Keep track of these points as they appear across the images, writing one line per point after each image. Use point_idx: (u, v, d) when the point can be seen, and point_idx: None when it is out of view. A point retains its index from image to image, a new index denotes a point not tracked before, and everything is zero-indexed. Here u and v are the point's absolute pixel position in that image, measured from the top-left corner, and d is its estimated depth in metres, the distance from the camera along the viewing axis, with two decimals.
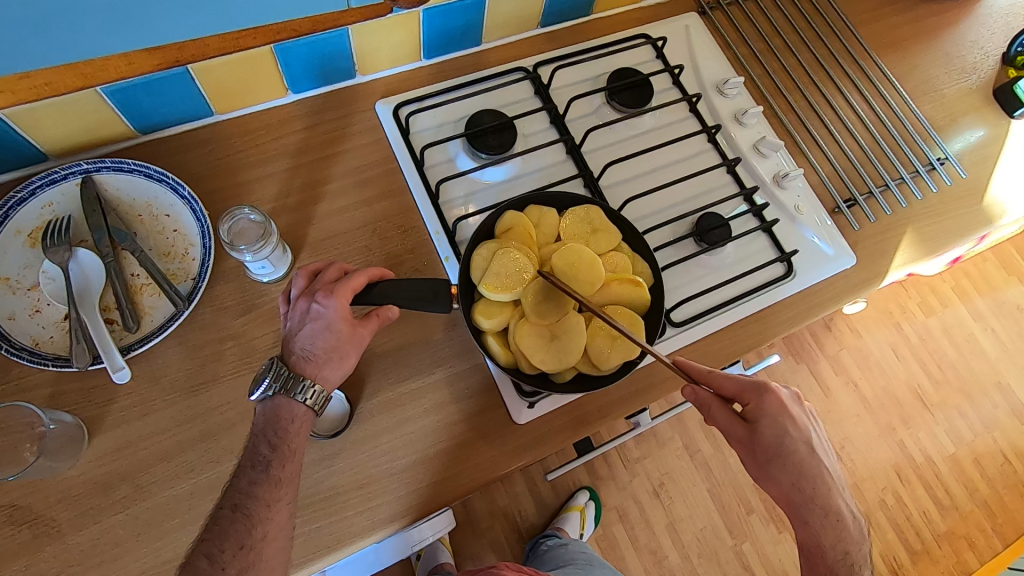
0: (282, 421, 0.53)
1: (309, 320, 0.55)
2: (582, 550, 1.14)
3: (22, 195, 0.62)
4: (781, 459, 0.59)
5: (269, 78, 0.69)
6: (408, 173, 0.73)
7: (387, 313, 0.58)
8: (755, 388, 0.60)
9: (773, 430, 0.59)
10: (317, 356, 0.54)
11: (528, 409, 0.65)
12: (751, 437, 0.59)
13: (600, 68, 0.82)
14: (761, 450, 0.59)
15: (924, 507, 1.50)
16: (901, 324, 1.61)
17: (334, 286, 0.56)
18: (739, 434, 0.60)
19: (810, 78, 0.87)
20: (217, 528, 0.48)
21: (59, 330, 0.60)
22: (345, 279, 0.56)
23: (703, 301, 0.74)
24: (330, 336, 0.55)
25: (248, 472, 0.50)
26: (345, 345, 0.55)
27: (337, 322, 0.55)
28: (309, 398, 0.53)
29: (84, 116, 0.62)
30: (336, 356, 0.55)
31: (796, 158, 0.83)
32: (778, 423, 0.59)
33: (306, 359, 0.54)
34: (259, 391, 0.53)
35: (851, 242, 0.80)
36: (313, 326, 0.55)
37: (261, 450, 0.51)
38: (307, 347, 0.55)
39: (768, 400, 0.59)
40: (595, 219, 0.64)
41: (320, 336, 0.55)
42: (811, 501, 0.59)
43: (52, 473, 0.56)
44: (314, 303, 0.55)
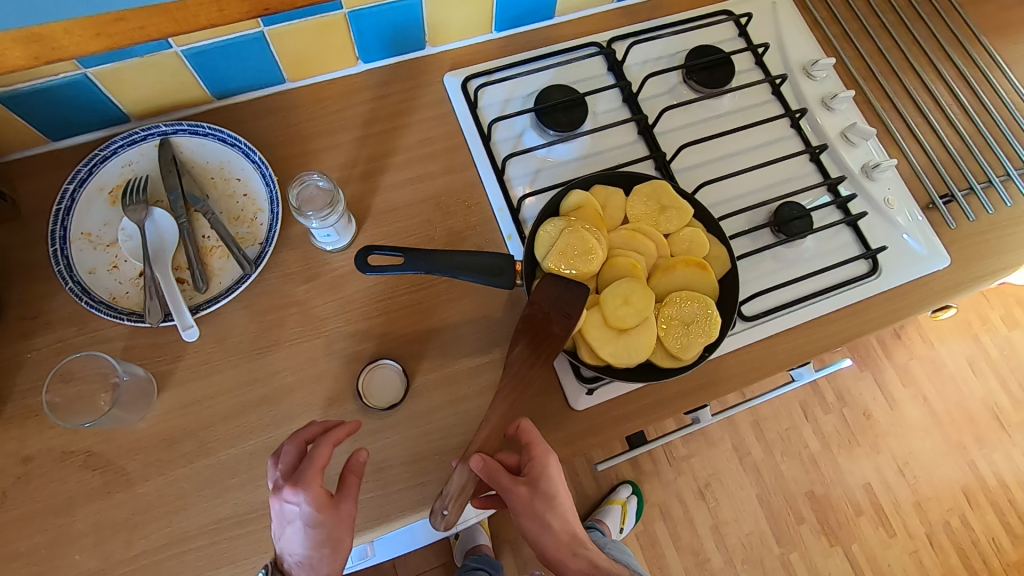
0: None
1: (286, 523, 0.50)
2: (624, 551, 1.13)
3: (105, 154, 0.64)
4: (542, 523, 0.55)
5: (341, 46, 0.69)
6: (474, 147, 0.71)
7: (358, 462, 0.53)
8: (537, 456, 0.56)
9: (551, 487, 0.55)
10: (313, 558, 0.50)
11: (587, 396, 0.63)
12: (530, 494, 0.54)
13: (678, 46, 0.78)
14: (536, 506, 0.54)
15: (993, 533, 1.40)
16: (981, 336, 1.49)
17: (298, 477, 0.50)
18: (521, 494, 0.54)
19: (908, 62, 0.80)
20: None
21: (134, 286, 0.62)
22: (309, 459, 0.51)
23: (775, 296, 0.69)
24: (317, 534, 0.50)
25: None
26: (334, 532, 0.51)
27: (313, 512, 0.50)
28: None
29: (164, 78, 0.63)
30: (330, 550, 0.51)
31: (888, 147, 0.77)
32: (553, 474, 0.56)
33: (301, 563, 0.51)
34: None
35: (945, 242, 0.73)
36: (293, 528, 0.50)
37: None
38: (298, 555, 0.51)
39: (549, 459, 0.56)
40: (664, 196, 0.61)
41: (305, 540, 0.50)
42: (576, 537, 0.57)
43: (123, 424, 0.58)
44: (284, 503, 0.50)
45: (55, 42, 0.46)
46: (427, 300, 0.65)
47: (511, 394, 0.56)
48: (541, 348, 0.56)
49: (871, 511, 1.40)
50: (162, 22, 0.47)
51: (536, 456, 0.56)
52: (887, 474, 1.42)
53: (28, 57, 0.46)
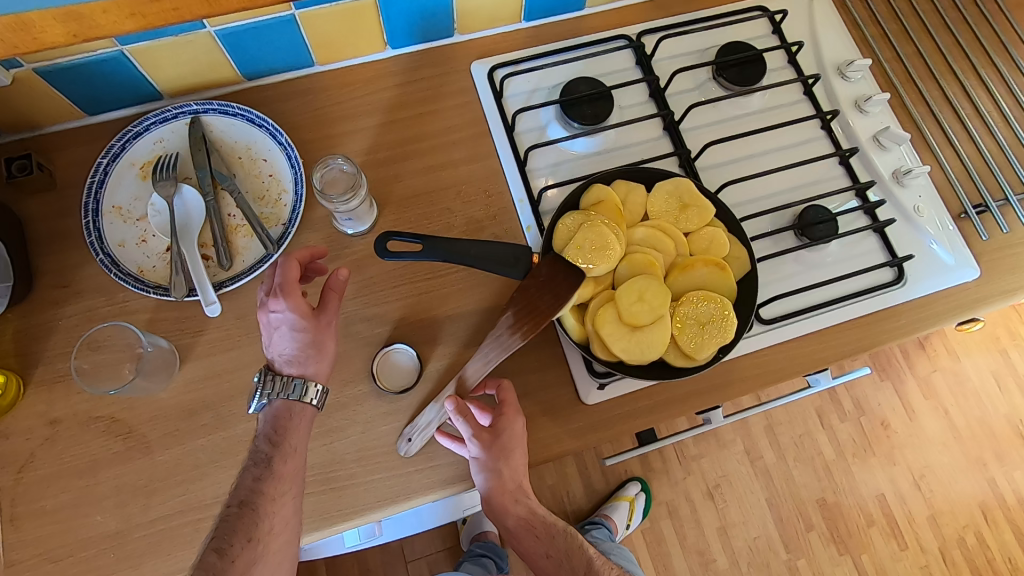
0: (290, 415, 0.54)
1: (274, 329, 0.55)
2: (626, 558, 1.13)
3: (138, 130, 0.65)
4: (495, 469, 0.57)
5: (370, 31, 0.69)
6: (497, 137, 0.71)
7: (338, 281, 0.58)
8: (509, 411, 0.59)
9: (512, 441, 0.58)
10: (298, 356, 0.55)
11: (598, 391, 0.63)
12: (491, 441, 0.57)
13: (709, 41, 0.76)
14: (496, 454, 0.57)
15: (1009, 552, 1.37)
16: (1009, 351, 1.45)
17: (278, 288, 0.54)
18: (485, 440, 0.56)
19: (948, 65, 0.77)
20: (224, 526, 0.48)
21: (160, 260, 0.64)
22: (281, 272, 0.55)
23: (794, 301, 0.68)
24: (301, 336, 0.55)
25: (250, 470, 0.51)
26: (318, 336, 0.56)
27: (297, 318, 0.54)
28: (307, 393, 0.55)
29: (197, 57, 0.65)
30: (314, 350, 0.56)
31: (921, 153, 0.75)
32: (518, 431, 0.58)
33: (289, 361, 0.56)
34: (255, 403, 0.55)
35: (976, 253, 0.72)
36: (280, 334, 0.55)
37: (261, 449, 0.52)
38: (285, 353, 0.55)
39: (515, 417, 0.59)
40: (686, 194, 0.60)
41: (292, 341, 0.55)
42: (521, 488, 0.60)
43: (146, 393, 0.60)
44: (268, 312, 0.54)
45: (94, 21, 0.43)
46: (443, 287, 0.66)
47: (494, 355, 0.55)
48: (525, 321, 0.54)
49: (883, 522, 1.38)
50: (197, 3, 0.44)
51: (505, 412, 0.59)
52: (902, 486, 1.39)
53: (66, 34, 0.44)
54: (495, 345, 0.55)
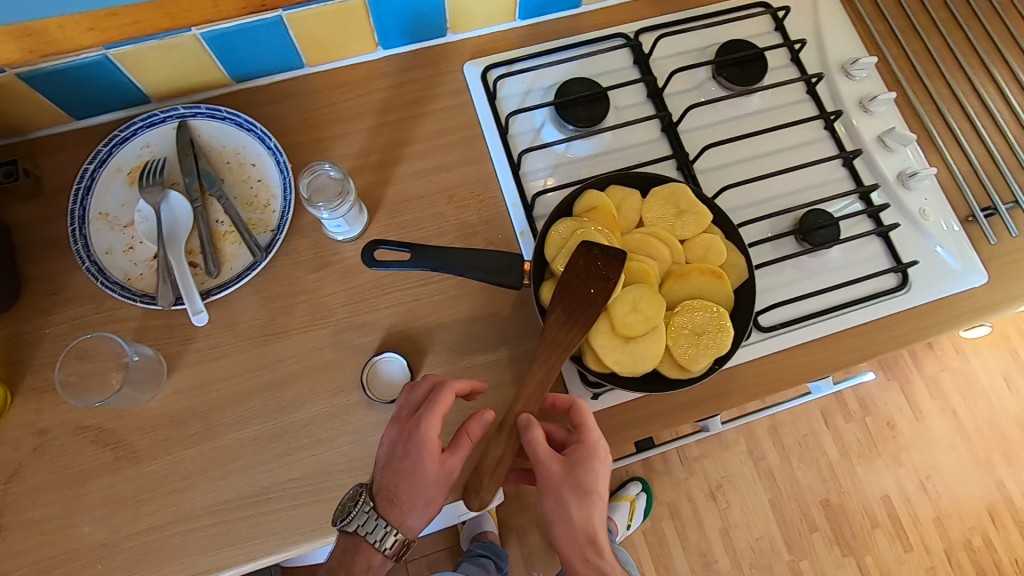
0: (359, 562, 0.55)
1: (393, 459, 0.54)
2: None
3: (125, 135, 0.64)
4: (563, 510, 0.52)
5: (360, 31, 0.68)
6: (491, 140, 0.70)
7: (478, 426, 0.53)
8: (590, 437, 0.53)
9: (591, 476, 0.52)
10: (393, 496, 0.54)
11: (592, 400, 0.62)
12: (561, 472, 0.52)
13: (708, 40, 0.74)
14: (564, 491, 0.52)
15: (1017, 555, 1.35)
16: (1019, 350, 1.43)
17: (416, 425, 0.53)
18: (552, 471, 0.52)
19: (958, 62, 0.75)
20: None
21: (148, 268, 0.63)
22: (431, 401, 0.53)
23: (794, 308, 0.67)
24: (412, 478, 0.53)
25: None
26: (425, 484, 0.53)
27: (421, 464, 0.52)
28: (385, 544, 0.54)
29: (183, 60, 0.63)
30: (421, 502, 0.53)
31: (928, 155, 0.72)
32: (596, 470, 0.52)
33: (389, 502, 0.54)
34: (342, 525, 0.54)
35: (984, 258, 0.69)
36: (392, 467, 0.54)
37: (336, 570, 0.55)
38: (391, 490, 0.54)
39: (598, 455, 0.53)
40: (682, 200, 0.59)
41: (401, 479, 0.53)
42: (595, 546, 0.53)
43: (133, 402, 0.59)
44: (397, 440, 0.54)
45: (48, 36, 0.52)
46: (435, 294, 0.65)
47: (554, 358, 0.52)
48: (580, 315, 0.52)
49: (888, 524, 1.36)
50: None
51: (586, 447, 0.53)
52: (908, 487, 1.38)
53: (21, 49, 0.52)
54: (553, 346, 0.52)
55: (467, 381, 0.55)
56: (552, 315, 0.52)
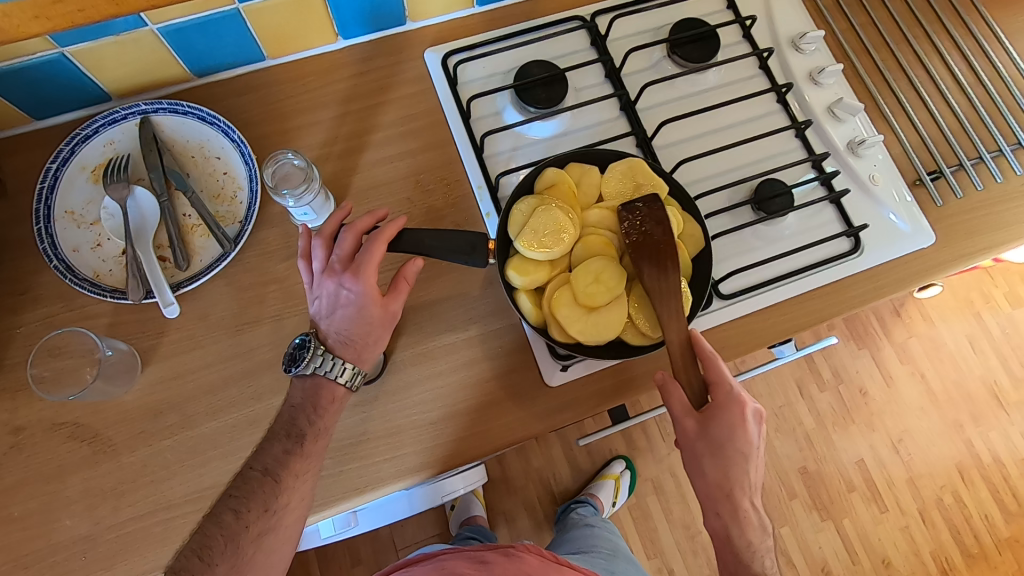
0: (321, 399, 0.57)
1: (339, 306, 0.58)
2: (606, 537, 1.09)
3: (86, 133, 0.65)
4: (720, 467, 0.55)
5: (319, 22, 0.68)
6: (453, 125, 0.71)
7: (411, 271, 0.59)
8: (725, 389, 0.56)
9: (736, 432, 0.55)
10: (352, 337, 0.58)
11: (561, 372, 0.64)
12: (698, 428, 0.56)
13: (663, 19, 0.76)
14: (699, 447, 0.55)
15: (987, 510, 1.40)
16: (983, 315, 1.48)
17: (357, 266, 0.57)
18: (689, 428, 0.56)
19: (903, 34, 0.78)
20: (246, 487, 0.54)
21: (117, 264, 0.63)
22: (365, 251, 0.57)
23: (753, 275, 0.69)
24: (362, 321, 0.58)
25: (283, 442, 0.56)
26: (378, 321, 0.58)
27: (365, 298, 0.57)
28: (342, 376, 0.57)
29: (142, 56, 0.64)
30: (371, 339, 0.59)
31: (877, 123, 0.75)
32: (731, 426, 0.55)
33: (346, 343, 0.58)
34: (296, 368, 0.57)
35: (932, 220, 0.73)
36: (343, 311, 0.58)
37: (298, 422, 0.56)
38: (343, 333, 0.58)
39: (735, 409, 0.55)
40: (639, 174, 0.61)
41: (353, 322, 0.58)
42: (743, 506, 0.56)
43: (108, 396, 0.60)
44: (341, 287, 0.57)
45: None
46: None
47: (674, 306, 0.55)
48: (665, 263, 0.55)
49: (864, 487, 1.41)
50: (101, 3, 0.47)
51: (720, 402, 0.55)
52: (881, 451, 1.42)
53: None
54: (665, 296, 0.55)
55: (376, 213, 0.60)
56: (645, 272, 0.55)
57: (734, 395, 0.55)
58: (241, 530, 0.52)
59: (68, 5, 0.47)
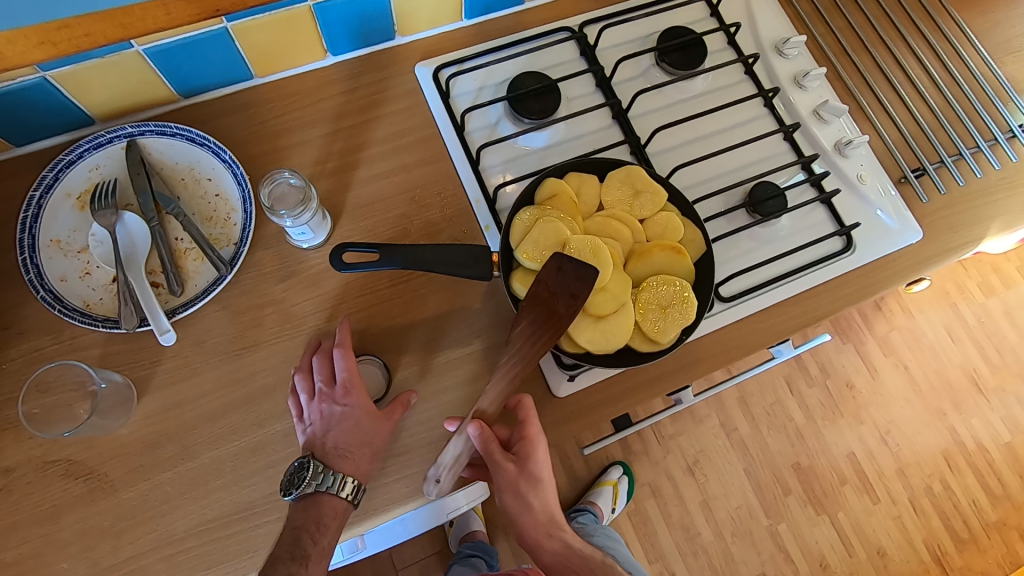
0: (324, 515, 0.56)
1: (332, 423, 0.59)
2: None
3: (70, 158, 0.62)
4: (522, 501, 0.61)
5: (308, 39, 0.67)
6: (447, 138, 0.71)
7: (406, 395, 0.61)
8: (526, 429, 0.60)
9: (538, 466, 0.60)
10: (351, 445, 0.58)
11: (568, 382, 0.64)
12: (516, 472, 0.59)
13: (649, 28, 0.77)
14: (515, 484, 0.60)
15: (973, 495, 1.44)
16: (958, 304, 1.52)
17: (346, 383, 0.60)
18: (509, 473, 0.58)
19: (879, 36, 0.80)
20: None
21: (107, 292, 0.61)
22: (352, 371, 0.60)
23: (751, 277, 0.70)
24: (359, 432, 0.59)
25: (286, 564, 0.53)
26: (375, 431, 0.59)
27: (361, 412, 0.60)
28: (346, 490, 0.57)
29: (127, 78, 0.62)
30: (370, 449, 0.59)
31: (860, 123, 0.77)
32: (541, 459, 0.60)
33: (344, 457, 0.58)
34: (295, 491, 0.56)
35: (917, 216, 0.74)
36: (338, 427, 0.59)
37: (303, 542, 0.55)
38: (341, 446, 0.58)
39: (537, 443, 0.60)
40: (638, 181, 0.61)
41: (350, 434, 0.59)
42: (554, 521, 0.64)
43: (103, 431, 0.58)
44: (334, 404, 0.60)
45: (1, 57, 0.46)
46: (406, 293, 0.65)
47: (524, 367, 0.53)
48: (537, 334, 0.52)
49: (855, 479, 1.43)
50: (108, 27, 0.46)
51: (528, 443, 0.60)
52: (870, 442, 1.45)
53: None
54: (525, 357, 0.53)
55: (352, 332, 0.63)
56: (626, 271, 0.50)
57: (532, 431, 0.60)
58: None
59: (75, 29, 0.46)
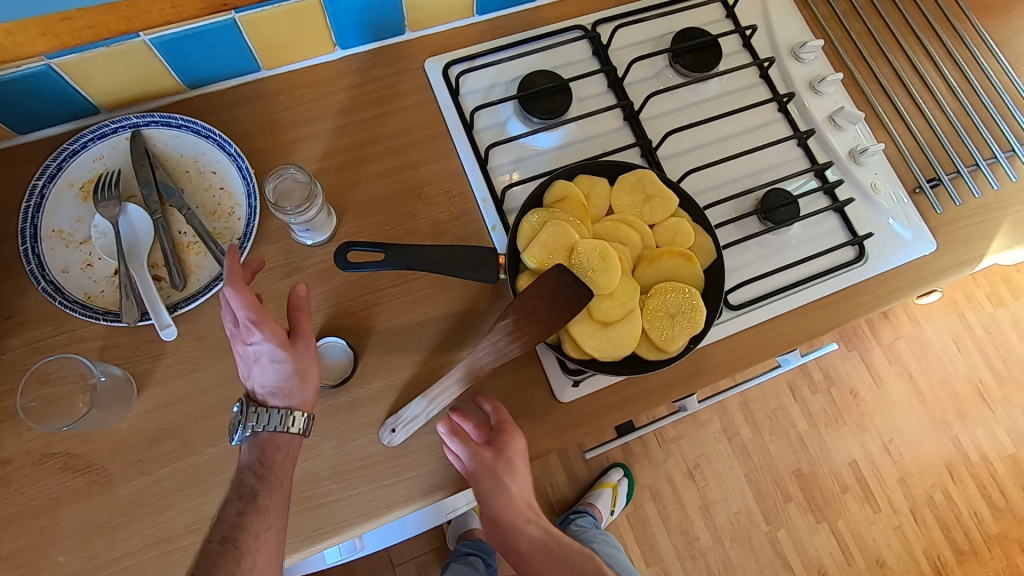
0: (273, 453, 0.54)
1: (253, 362, 0.54)
2: None
3: (74, 148, 0.62)
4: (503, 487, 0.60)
5: (317, 32, 0.66)
6: (456, 136, 0.70)
7: (300, 298, 0.56)
8: (502, 425, 0.60)
9: (513, 455, 0.60)
10: (279, 384, 0.54)
11: (573, 387, 0.63)
12: (492, 459, 0.58)
13: (664, 28, 0.76)
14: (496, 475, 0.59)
15: (976, 507, 1.43)
16: (966, 314, 1.50)
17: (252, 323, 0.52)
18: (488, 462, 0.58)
19: (898, 42, 0.78)
20: (205, 562, 0.48)
21: (109, 285, 0.61)
22: (251, 311, 0.51)
23: (760, 285, 0.69)
24: (282, 366, 0.54)
25: (234, 504, 0.51)
26: (301, 361, 0.55)
27: (276, 348, 0.53)
28: (291, 424, 0.54)
29: (132, 68, 0.61)
30: (299, 379, 0.55)
31: (876, 131, 0.76)
32: (519, 448, 0.60)
33: (275, 392, 0.54)
34: (240, 433, 0.54)
35: (932, 227, 0.73)
36: (260, 366, 0.54)
37: (247, 482, 0.52)
38: (268, 385, 0.54)
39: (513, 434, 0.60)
40: (649, 185, 0.60)
41: (274, 371, 0.54)
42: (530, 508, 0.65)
43: (102, 425, 0.57)
44: (247, 345, 0.53)
45: None
46: (411, 293, 0.64)
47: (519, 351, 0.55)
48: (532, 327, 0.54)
49: (857, 488, 1.42)
50: None
51: (506, 434, 0.60)
52: (872, 451, 1.44)
53: None
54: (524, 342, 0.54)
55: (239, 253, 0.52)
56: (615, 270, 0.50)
57: (506, 422, 0.60)
58: None
59: None
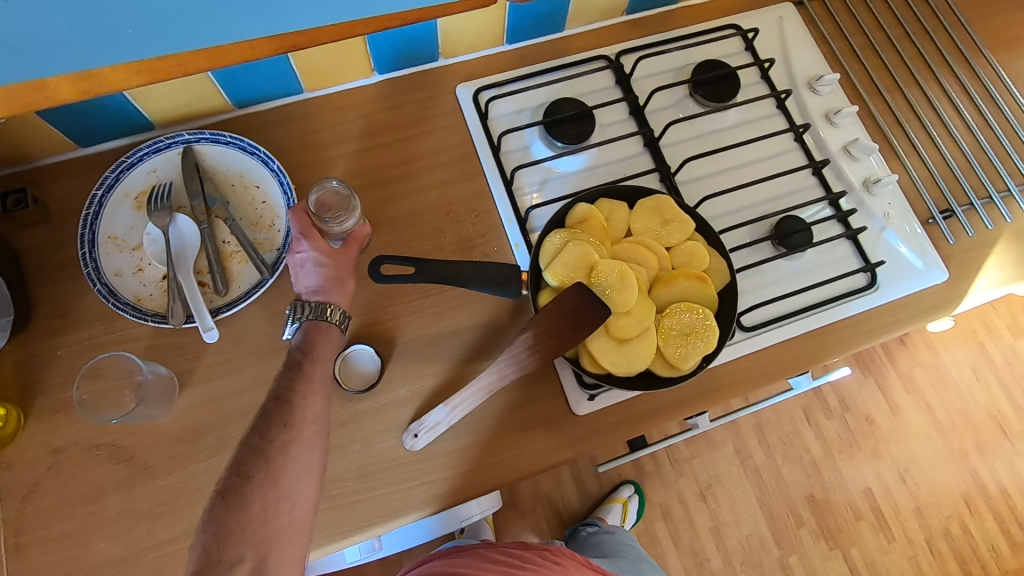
0: (316, 336, 0.58)
1: (299, 270, 0.61)
2: (628, 543, 1.09)
3: (131, 161, 0.67)
4: None
5: (357, 59, 0.71)
6: (483, 158, 0.74)
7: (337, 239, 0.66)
8: None
9: None
10: (322, 286, 0.60)
11: (588, 401, 0.65)
12: None
13: (685, 60, 0.79)
14: None
15: (993, 541, 1.41)
16: (985, 344, 1.50)
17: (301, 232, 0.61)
18: None
19: (913, 77, 0.81)
20: (264, 414, 0.52)
21: (158, 288, 0.65)
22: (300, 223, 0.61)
23: (773, 308, 0.71)
24: (324, 269, 0.60)
25: (285, 373, 0.55)
26: (340, 270, 0.61)
27: (319, 255, 0.60)
28: (331, 311, 0.59)
29: (188, 88, 0.66)
30: (338, 283, 0.60)
31: (890, 161, 0.78)
32: None
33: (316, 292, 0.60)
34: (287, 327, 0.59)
35: (945, 256, 0.75)
36: (305, 271, 0.60)
37: (294, 356, 0.56)
38: (310, 287, 0.60)
39: None
40: (667, 210, 0.63)
41: (315, 272, 0.60)
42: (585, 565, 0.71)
43: (146, 420, 0.61)
44: (294, 253, 0.61)
45: None
46: (437, 305, 0.68)
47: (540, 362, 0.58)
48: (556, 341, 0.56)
49: (870, 516, 1.41)
50: None
51: None
52: (887, 479, 1.43)
53: None
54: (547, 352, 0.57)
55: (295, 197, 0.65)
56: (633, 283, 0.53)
57: None
58: (267, 446, 0.50)
59: None
